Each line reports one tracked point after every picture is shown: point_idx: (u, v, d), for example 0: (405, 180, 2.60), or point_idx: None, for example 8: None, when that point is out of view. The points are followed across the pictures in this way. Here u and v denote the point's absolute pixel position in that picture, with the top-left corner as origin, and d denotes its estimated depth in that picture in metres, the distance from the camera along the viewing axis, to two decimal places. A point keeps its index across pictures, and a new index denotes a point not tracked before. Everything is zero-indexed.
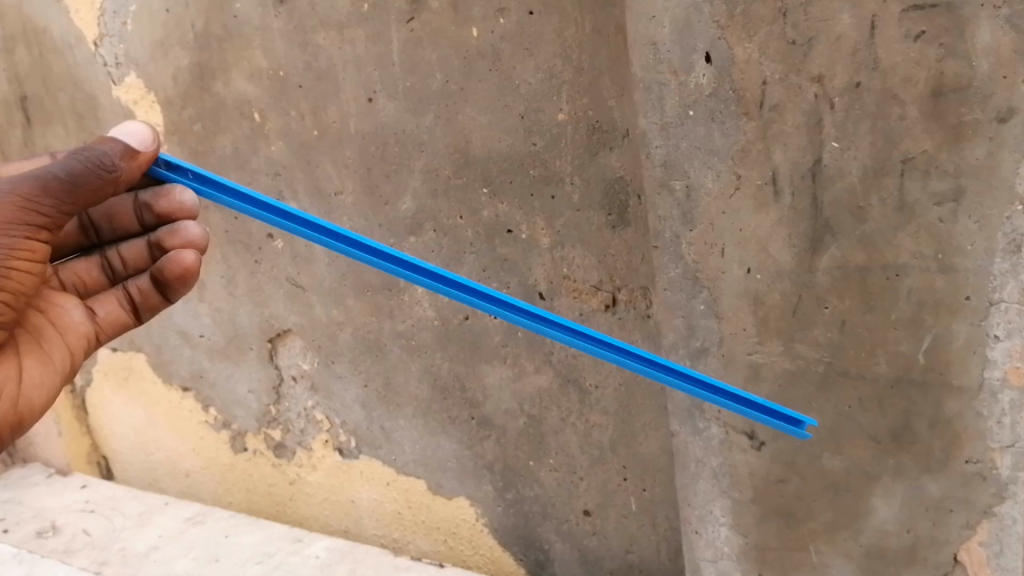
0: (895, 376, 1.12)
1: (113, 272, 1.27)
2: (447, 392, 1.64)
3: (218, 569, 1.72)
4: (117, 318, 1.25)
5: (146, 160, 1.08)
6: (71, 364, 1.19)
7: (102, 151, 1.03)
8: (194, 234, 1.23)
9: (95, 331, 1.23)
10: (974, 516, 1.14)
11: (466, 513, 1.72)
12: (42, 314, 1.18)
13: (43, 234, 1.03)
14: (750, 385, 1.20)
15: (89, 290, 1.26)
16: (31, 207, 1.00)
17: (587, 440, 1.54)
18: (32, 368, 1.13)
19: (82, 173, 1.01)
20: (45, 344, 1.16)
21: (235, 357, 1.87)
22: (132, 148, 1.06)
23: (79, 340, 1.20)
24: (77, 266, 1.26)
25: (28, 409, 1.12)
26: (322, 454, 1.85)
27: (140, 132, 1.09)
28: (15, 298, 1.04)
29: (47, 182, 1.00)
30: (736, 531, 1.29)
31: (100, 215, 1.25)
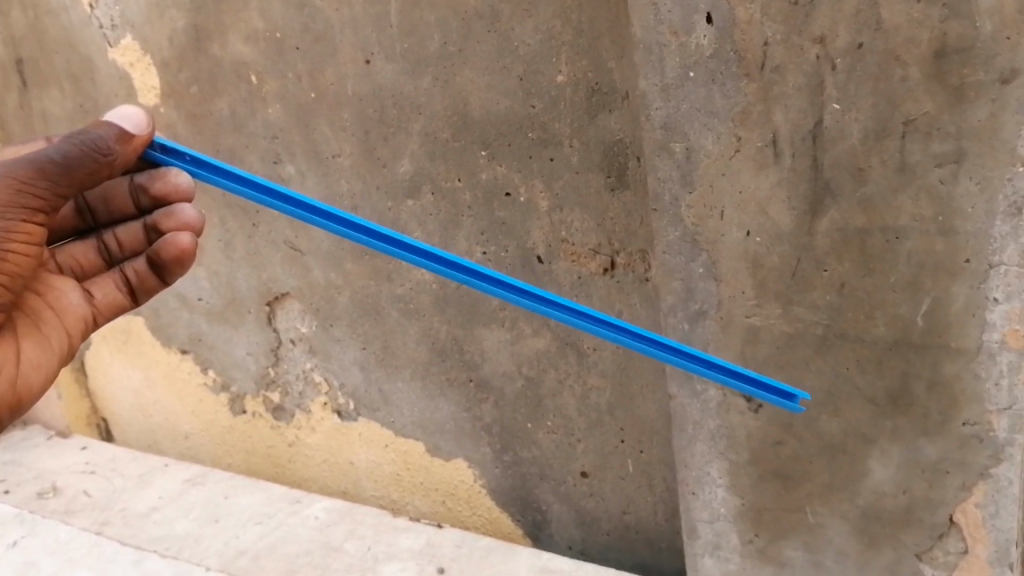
0: (893, 339, 1.12)
1: (110, 255, 1.24)
2: (445, 355, 1.64)
3: (217, 529, 1.73)
4: (114, 301, 1.23)
5: (141, 144, 1.06)
6: (70, 346, 1.19)
7: (97, 134, 1.02)
8: (189, 216, 1.19)
9: (92, 314, 1.21)
10: (970, 477, 1.15)
11: (464, 474, 1.74)
12: (40, 297, 1.17)
13: (40, 217, 1.04)
14: (748, 347, 1.20)
15: (85, 272, 1.24)
16: (26, 189, 1.01)
17: (585, 403, 1.54)
18: (30, 350, 1.14)
19: (77, 156, 1.01)
20: (43, 327, 1.16)
21: (233, 320, 1.87)
22: (127, 132, 1.04)
23: (76, 322, 1.20)
24: (74, 249, 1.23)
25: (26, 390, 1.13)
26: (321, 417, 1.86)
27: (136, 114, 1.06)
28: (13, 280, 1.05)
29: (42, 165, 1.01)
30: (732, 492, 1.31)
31: (96, 198, 1.23)
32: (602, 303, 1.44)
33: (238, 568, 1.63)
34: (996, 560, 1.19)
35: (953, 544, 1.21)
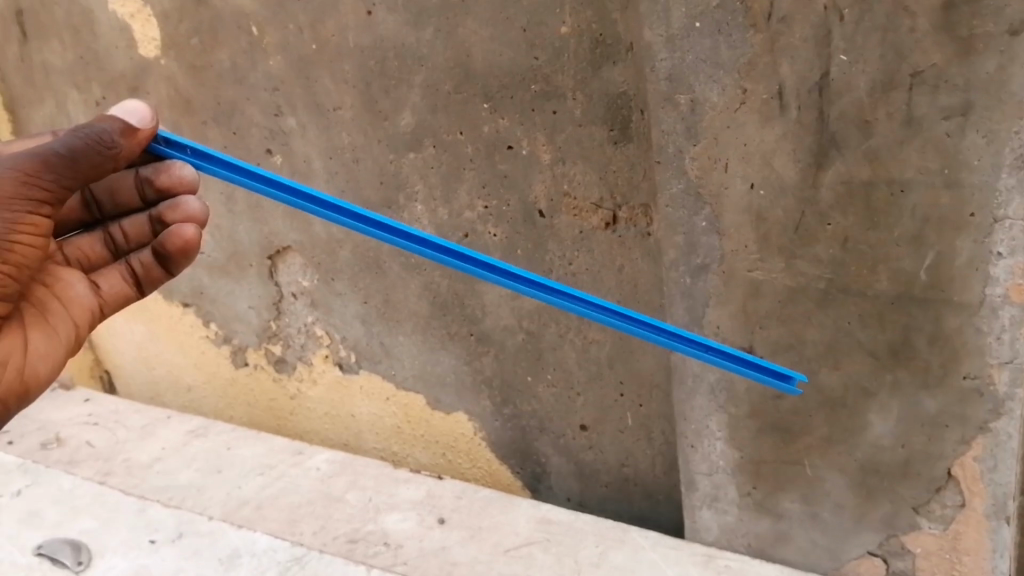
0: (895, 294, 1.12)
1: (116, 247, 1.25)
2: (446, 309, 1.64)
3: (220, 480, 1.75)
4: (121, 292, 1.24)
5: (145, 138, 1.05)
6: (76, 337, 1.20)
7: (102, 128, 1.01)
8: (194, 207, 1.18)
9: (99, 305, 1.23)
10: (969, 431, 1.16)
11: (465, 427, 1.75)
12: (47, 288, 1.19)
13: (46, 209, 1.04)
14: (750, 302, 1.21)
15: (92, 264, 1.24)
16: (32, 182, 1.01)
17: (585, 357, 1.55)
18: (37, 340, 1.15)
19: (82, 150, 1.00)
20: (50, 318, 1.17)
21: (235, 273, 1.87)
22: (131, 126, 1.03)
23: (83, 314, 1.21)
24: (81, 242, 1.23)
25: (33, 379, 1.15)
26: (322, 369, 1.87)
27: (140, 108, 1.06)
28: (18, 270, 1.06)
29: (47, 158, 1.00)
30: (731, 445, 1.33)
31: (102, 190, 1.22)
32: (604, 258, 1.44)
33: (241, 518, 1.65)
34: (993, 513, 1.21)
35: (950, 498, 1.22)
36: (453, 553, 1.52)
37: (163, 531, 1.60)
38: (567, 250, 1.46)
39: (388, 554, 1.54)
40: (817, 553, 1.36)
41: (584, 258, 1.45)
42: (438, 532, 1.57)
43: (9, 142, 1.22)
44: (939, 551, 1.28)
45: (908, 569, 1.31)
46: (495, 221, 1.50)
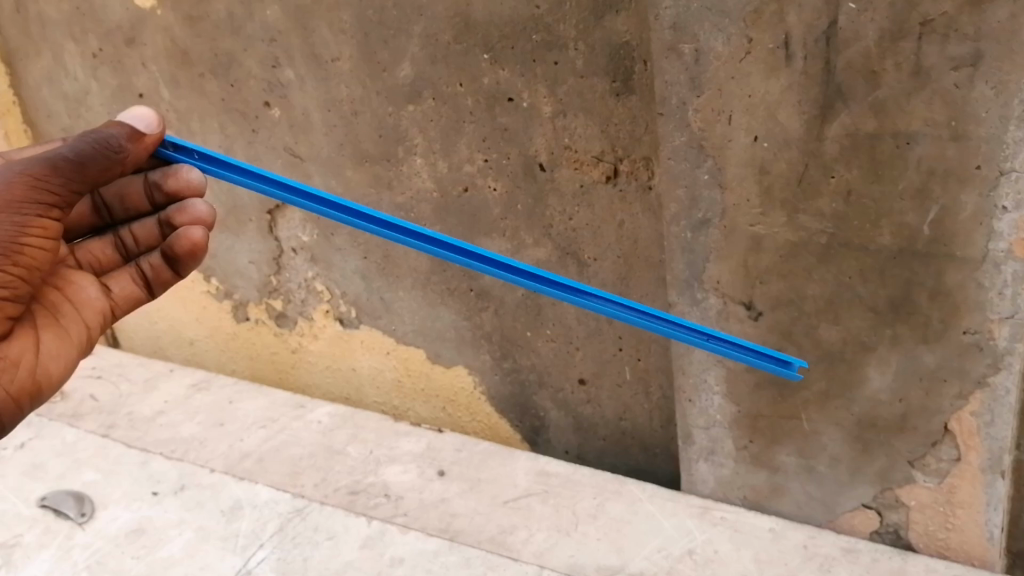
0: (898, 248, 1.11)
1: (126, 250, 1.24)
2: (446, 264, 1.63)
3: (223, 433, 1.76)
4: (132, 294, 1.22)
5: (153, 143, 1.06)
6: (88, 340, 1.17)
7: (109, 133, 1.02)
8: (201, 210, 1.18)
9: (110, 307, 1.20)
10: (967, 386, 1.17)
11: (464, 381, 1.76)
12: (59, 291, 1.16)
13: (55, 212, 1.02)
14: (751, 257, 1.20)
15: (103, 268, 1.23)
16: (41, 185, 0.99)
17: (585, 312, 1.54)
18: (49, 341, 1.11)
19: (90, 155, 1.00)
20: (62, 319, 1.14)
21: (234, 228, 1.85)
22: (138, 131, 1.05)
23: (95, 315, 1.18)
24: (92, 246, 1.23)
25: (46, 380, 1.10)
26: (323, 324, 1.87)
27: (146, 114, 1.07)
28: (30, 273, 1.03)
29: (55, 162, 0.99)
30: (729, 399, 1.34)
31: (111, 195, 1.21)
32: (604, 212, 1.43)
33: (243, 471, 1.64)
34: (988, 467, 1.22)
35: (946, 452, 1.23)
36: (452, 505, 1.53)
37: (166, 483, 1.61)
38: (567, 205, 1.45)
39: (389, 505, 1.55)
40: (811, 505, 1.38)
41: (585, 212, 1.45)
42: (438, 484, 1.58)
43: (21, 149, 1.21)
44: (933, 504, 1.29)
45: (901, 521, 1.33)
46: (496, 175, 1.49)
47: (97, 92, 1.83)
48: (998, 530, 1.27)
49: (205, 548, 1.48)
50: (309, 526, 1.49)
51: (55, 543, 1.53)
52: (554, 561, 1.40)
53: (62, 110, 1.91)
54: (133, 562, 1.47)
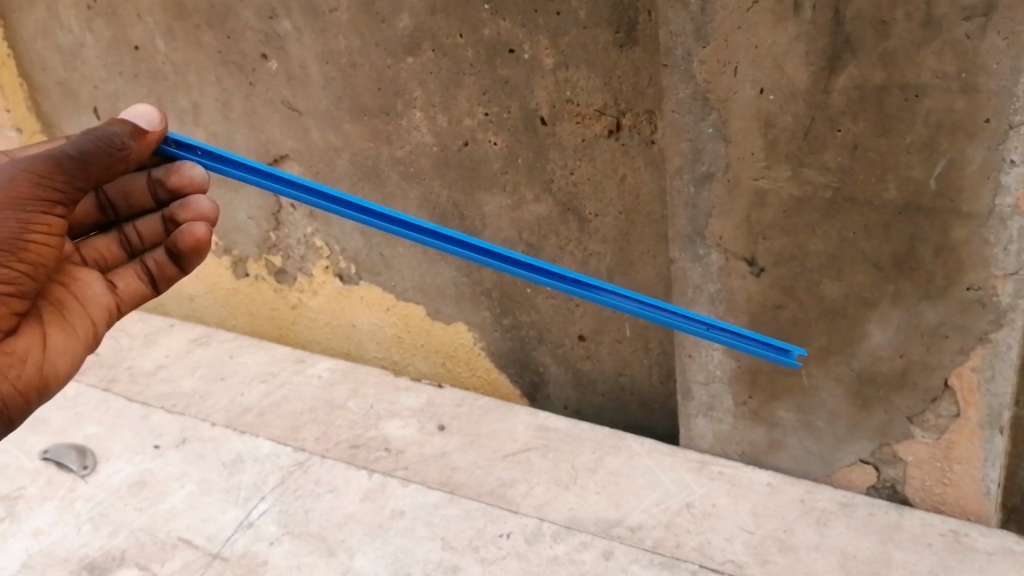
0: (903, 203, 1.10)
1: (131, 247, 1.22)
2: (445, 220, 1.62)
3: (223, 387, 1.76)
4: (137, 290, 1.20)
5: (155, 141, 1.07)
6: (95, 336, 1.15)
7: (112, 130, 1.02)
8: (205, 207, 1.17)
9: (115, 303, 1.18)
10: (969, 342, 1.16)
11: (464, 337, 1.75)
12: (64, 287, 1.13)
13: (59, 209, 1.01)
14: (754, 212, 1.19)
15: (109, 264, 1.21)
16: (45, 182, 0.98)
17: (585, 269, 1.53)
18: (56, 336, 1.09)
19: (94, 152, 1.00)
20: (68, 315, 1.12)
21: (232, 183, 1.83)
22: (139, 128, 1.05)
23: (100, 311, 1.16)
24: (96, 243, 1.21)
25: (53, 375, 1.08)
26: (322, 280, 1.86)
27: (148, 111, 1.07)
28: (35, 269, 1.02)
29: (59, 160, 0.98)
30: (729, 354, 1.34)
31: (115, 192, 1.20)
32: (605, 167, 1.41)
33: (244, 425, 1.65)
34: (987, 423, 1.23)
35: (945, 408, 1.24)
36: (452, 459, 1.54)
37: (167, 437, 1.62)
38: (568, 159, 1.43)
39: (389, 459, 1.55)
40: (809, 460, 1.39)
41: (586, 167, 1.43)
42: (438, 438, 1.59)
43: (24, 147, 1.20)
44: (930, 459, 1.30)
45: (898, 477, 1.34)
46: (496, 129, 1.46)
47: (92, 43, 1.79)
48: (995, 485, 1.28)
49: (206, 500, 1.49)
50: (309, 479, 1.51)
51: (58, 494, 1.54)
52: (554, 514, 1.41)
53: (57, 63, 1.87)
54: (135, 514, 1.48)
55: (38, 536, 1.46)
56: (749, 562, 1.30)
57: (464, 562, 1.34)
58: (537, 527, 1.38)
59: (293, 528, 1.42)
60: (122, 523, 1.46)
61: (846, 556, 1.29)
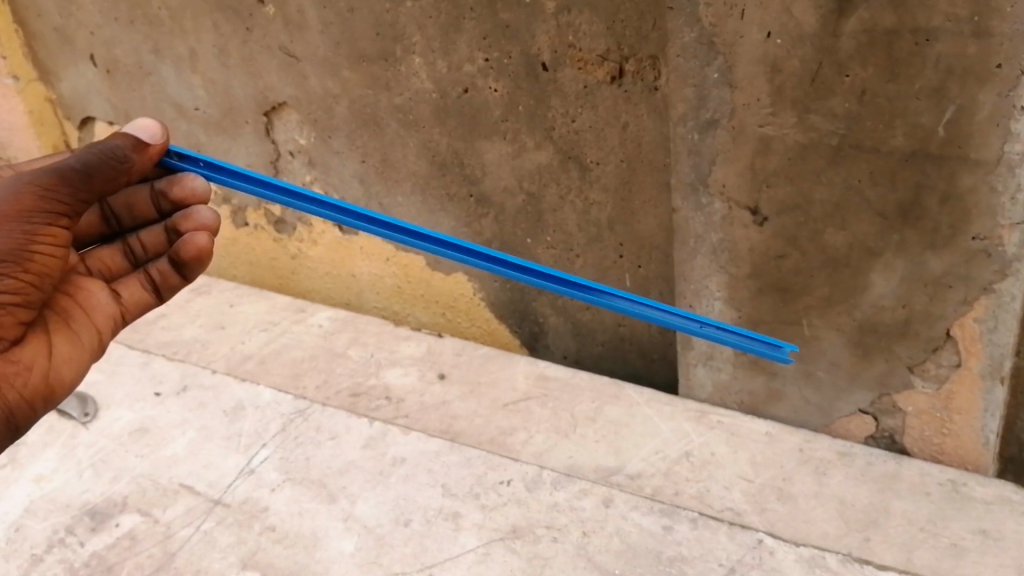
0: (910, 150, 1.08)
1: (135, 258, 1.22)
2: (445, 168, 1.59)
3: (224, 335, 1.76)
4: (141, 300, 1.20)
5: (157, 153, 1.08)
6: (100, 345, 1.15)
7: (114, 143, 1.03)
8: (206, 217, 1.18)
9: (120, 313, 1.18)
10: (973, 292, 1.16)
11: (464, 288, 1.75)
12: (70, 297, 1.14)
13: (63, 221, 1.02)
14: (758, 159, 1.18)
15: (113, 275, 1.21)
16: (50, 195, 0.99)
17: (586, 218, 1.52)
18: (61, 345, 1.09)
19: (97, 165, 1.01)
20: (73, 324, 1.12)
21: (230, 132, 1.80)
22: (142, 141, 1.07)
23: (105, 320, 1.16)
24: (100, 253, 1.21)
25: (59, 383, 1.08)
26: (322, 230, 1.85)
27: (149, 125, 1.09)
28: (40, 280, 1.02)
29: (63, 172, 1.00)
30: (730, 305, 1.34)
31: (119, 204, 1.21)
32: (608, 114, 1.38)
33: (245, 372, 1.65)
34: (988, 373, 1.22)
35: (946, 358, 1.23)
36: (453, 407, 1.54)
37: (168, 384, 1.63)
38: (570, 107, 1.41)
39: (389, 407, 1.56)
40: (808, 410, 1.41)
41: (588, 114, 1.40)
42: (439, 386, 1.59)
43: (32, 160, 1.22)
44: (930, 409, 1.31)
45: (897, 427, 1.35)
46: (496, 75, 1.43)
47: None
48: (994, 435, 1.29)
49: (207, 447, 1.49)
50: (310, 426, 1.51)
51: (59, 441, 1.54)
52: (554, 462, 1.41)
53: (51, 8, 1.83)
54: (137, 461, 1.48)
55: (40, 482, 1.47)
56: (747, 509, 1.31)
57: (465, 508, 1.34)
58: (537, 474, 1.38)
59: (295, 474, 1.43)
60: (124, 469, 1.47)
61: (845, 504, 1.30)
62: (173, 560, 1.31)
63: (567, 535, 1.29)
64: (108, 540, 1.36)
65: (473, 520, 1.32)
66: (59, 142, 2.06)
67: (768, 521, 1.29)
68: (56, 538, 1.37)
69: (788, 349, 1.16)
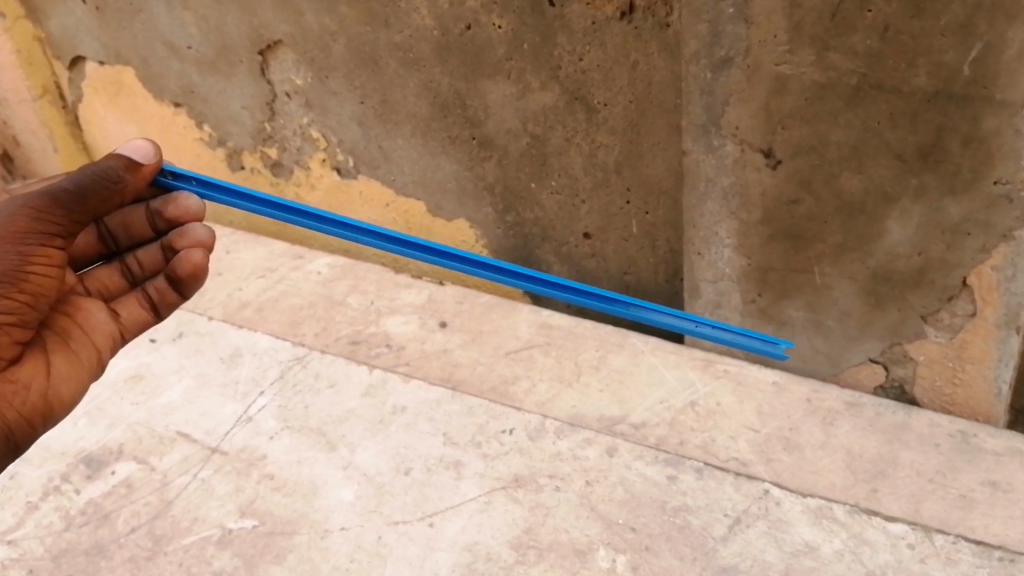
0: (933, 90, 1.04)
1: (133, 276, 1.25)
2: (447, 110, 1.54)
3: (221, 282, 1.73)
4: (140, 318, 1.23)
5: (150, 173, 1.11)
6: (99, 363, 1.18)
7: (108, 164, 1.06)
8: (201, 234, 1.19)
9: (119, 330, 1.21)
10: (991, 239, 1.12)
11: (466, 235, 1.71)
12: (69, 317, 1.17)
13: (58, 241, 1.06)
14: (773, 100, 1.13)
15: (111, 294, 1.24)
16: (43, 216, 1.03)
17: (592, 162, 1.47)
18: (59, 363, 1.12)
19: (91, 186, 1.05)
20: (72, 342, 1.15)
21: (225, 71, 1.75)
22: (136, 162, 1.09)
23: (105, 338, 1.19)
24: (99, 273, 1.23)
25: (58, 401, 1.10)
26: (320, 174, 1.80)
27: (142, 145, 1.11)
28: (36, 300, 1.06)
29: (57, 194, 1.03)
30: (740, 252, 1.31)
31: (115, 224, 1.22)
32: (617, 52, 1.33)
33: (242, 319, 1.63)
34: (1004, 323, 1.19)
35: (961, 307, 1.20)
36: (454, 355, 1.52)
37: (163, 331, 1.61)
38: (577, 45, 1.35)
39: (390, 355, 1.53)
40: (817, 359, 1.38)
41: (596, 52, 1.34)
42: (440, 334, 1.56)
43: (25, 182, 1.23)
44: (942, 359, 1.28)
45: (907, 376, 1.33)
46: (500, 11, 1.37)
47: None
48: (1007, 386, 1.26)
49: (205, 394, 1.48)
50: (309, 373, 1.49)
51: None
52: (556, 410, 1.39)
53: None
54: (132, 408, 1.46)
55: None
56: (754, 460, 1.29)
57: (466, 457, 1.33)
58: (540, 423, 1.37)
59: (293, 423, 1.41)
60: (119, 417, 1.45)
61: (853, 455, 1.28)
62: (171, 508, 1.30)
63: (569, 485, 1.27)
64: (104, 487, 1.34)
65: (475, 469, 1.31)
66: (49, 82, 1.99)
67: (774, 471, 1.27)
68: (52, 485, 1.36)
69: (785, 345, 1.17)
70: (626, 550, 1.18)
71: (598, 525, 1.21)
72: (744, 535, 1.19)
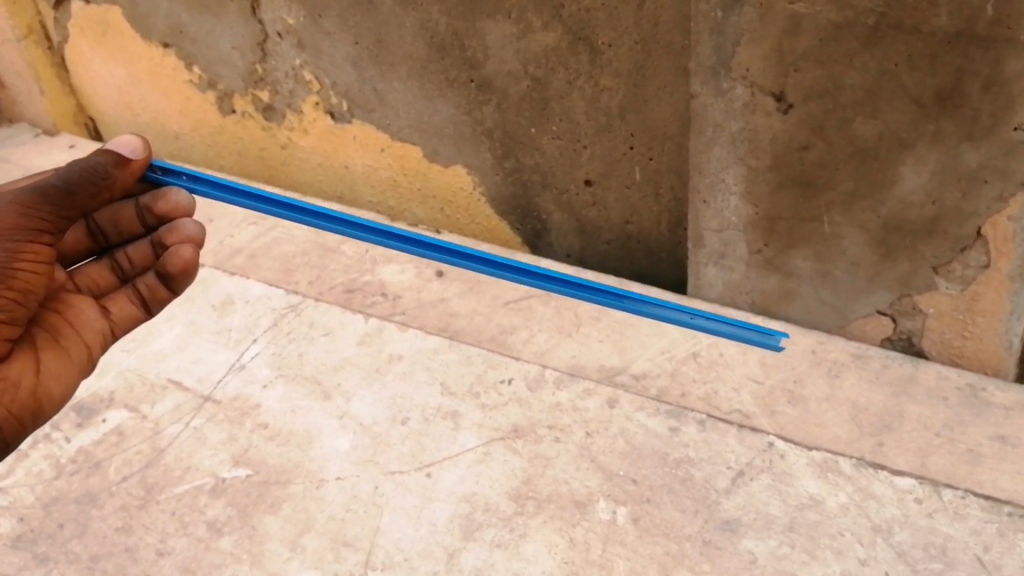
0: (954, 31, 0.99)
1: (123, 273, 1.24)
2: (445, 51, 1.49)
3: (213, 229, 1.69)
4: (130, 315, 1.21)
5: (139, 169, 1.10)
6: (89, 359, 1.16)
7: (95, 159, 1.05)
8: (190, 229, 1.20)
9: (110, 328, 1.19)
10: (1009, 188, 1.08)
11: (463, 182, 1.66)
12: (59, 314, 1.15)
13: (46, 237, 1.03)
14: (787, 40, 1.08)
15: (102, 291, 1.22)
16: (30, 212, 1.01)
17: (595, 106, 1.42)
18: (49, 361, 1.10)
19: (78, 181, 1.03)
20: (62, 340, 1.13)
21: (215, 10, 1.68)
22: (124, 157, 1.08)
23: (96, 336, 1.17)
24: (89, 270, 1.22)
25: (47, 399, 1.08)
26: (313, 118, 1.75)
27: (131, 141, 1.10)
28: (24, 297, 1.03)
29: (44, 189, 1.01)
30: (746, 201, 1.27)
31: (105, 220, 1.21)
32: None
33: (234, 266, 1.59)
34: (1017, 275, 1.16)
35: (974, 258, 1.17)
36: (451, 305, 1.48)
37: None
38: None
39: (386, 304, 1.49)
40: (823, 311, 1.35)
41: None
42: (437, 284, 1.53)
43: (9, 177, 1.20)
44: (952, 312, 1.25)
45: (915, 329, 1.30)
46: None
47: None
48: (1018, 339, 1.23)
49: (196, 342, 1.44)
50: (303, 322, 1.46)
51: None
52: (556, 360, 1.37)
53: None
54: (123, 356, 1.44)
55: None
56: (757, 412, 1.27)
57: (464, 407, 1.30)
58: (539, 374, 1.34)
59: (288, 370, 1.38)
60: (109, 364, 1.42)
61: (857, 408, 1.26)
62: (163, 457, 1.27)
63: (569, 436, 1.25)
64: (94, 435, 1.32)
65: (473, 419, 1.28)
66: (34, 22, 1.93)
67: (777, 424, 1.25)
68: (42, 433, 1.33)
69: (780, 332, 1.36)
70: (626, 502, 1.16)
71: (598, 477, 1.19)
72: (747, 488, 1.17)
